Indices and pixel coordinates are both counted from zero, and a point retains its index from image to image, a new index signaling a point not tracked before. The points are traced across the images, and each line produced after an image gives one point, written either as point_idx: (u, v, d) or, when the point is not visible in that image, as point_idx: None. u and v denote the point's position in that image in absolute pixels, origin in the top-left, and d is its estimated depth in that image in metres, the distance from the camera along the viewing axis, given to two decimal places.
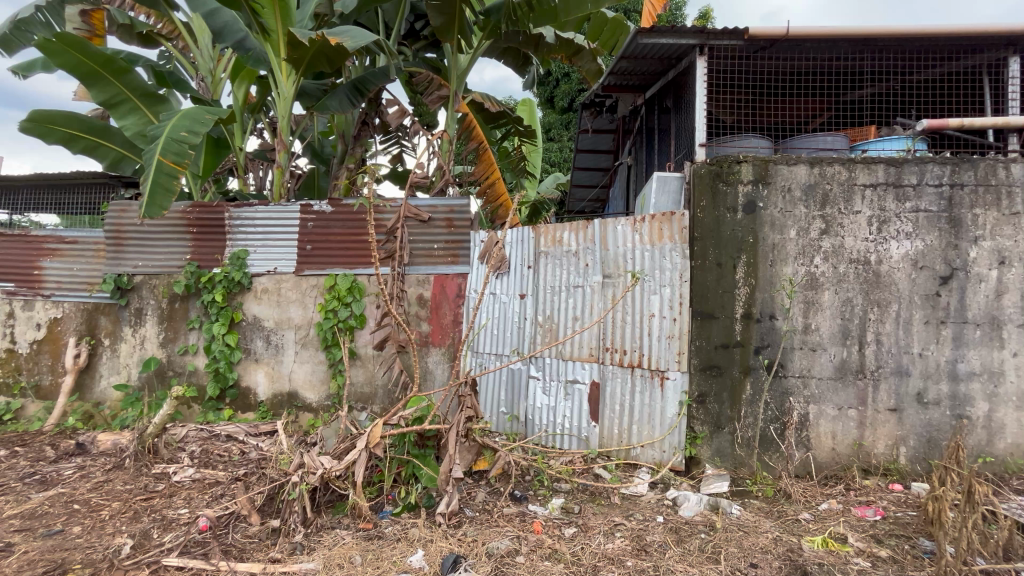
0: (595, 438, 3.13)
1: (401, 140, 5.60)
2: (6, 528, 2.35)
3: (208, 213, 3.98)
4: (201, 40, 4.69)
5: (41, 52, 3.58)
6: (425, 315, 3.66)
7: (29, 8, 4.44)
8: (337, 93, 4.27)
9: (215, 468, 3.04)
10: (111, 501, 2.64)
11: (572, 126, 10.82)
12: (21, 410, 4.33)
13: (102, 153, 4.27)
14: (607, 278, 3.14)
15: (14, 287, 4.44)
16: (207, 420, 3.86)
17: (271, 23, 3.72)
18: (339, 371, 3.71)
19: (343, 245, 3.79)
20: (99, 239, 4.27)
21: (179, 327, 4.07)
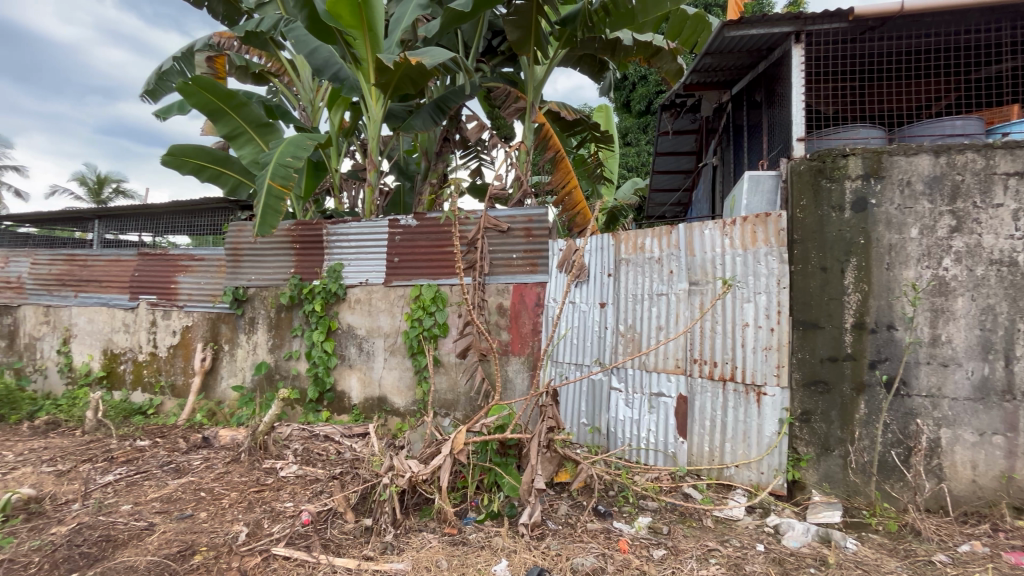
0: (683, 455, 2.96)
1: (480, 153, 5.77)
2: (149, 509, 2.70)
3: (309, 231, 4.36)
4: (303, 74, 5.20)
5: (180, 94, 4.16)
6: (505, 324, 3.70)
7: (169, 61, 5.18)
8: (421, 113, 4.50)
9: (315, 466, 3.28)
10: (230, 491, 2.93)
11: (650, 129, 10.52)
12: (161, 406, 5.00)
13: (223, 180, 4.85)
14: (693, 285, 2.98)
15: (156, 299, 5.16)
16: (308, 420, 4.19)
17: (362, 53, 4.01)
18: (424, 378, 3.85)
19: (428, 257, 3.96)
20: (221, 256, 4.84)
21: (285, 335, 4.47)
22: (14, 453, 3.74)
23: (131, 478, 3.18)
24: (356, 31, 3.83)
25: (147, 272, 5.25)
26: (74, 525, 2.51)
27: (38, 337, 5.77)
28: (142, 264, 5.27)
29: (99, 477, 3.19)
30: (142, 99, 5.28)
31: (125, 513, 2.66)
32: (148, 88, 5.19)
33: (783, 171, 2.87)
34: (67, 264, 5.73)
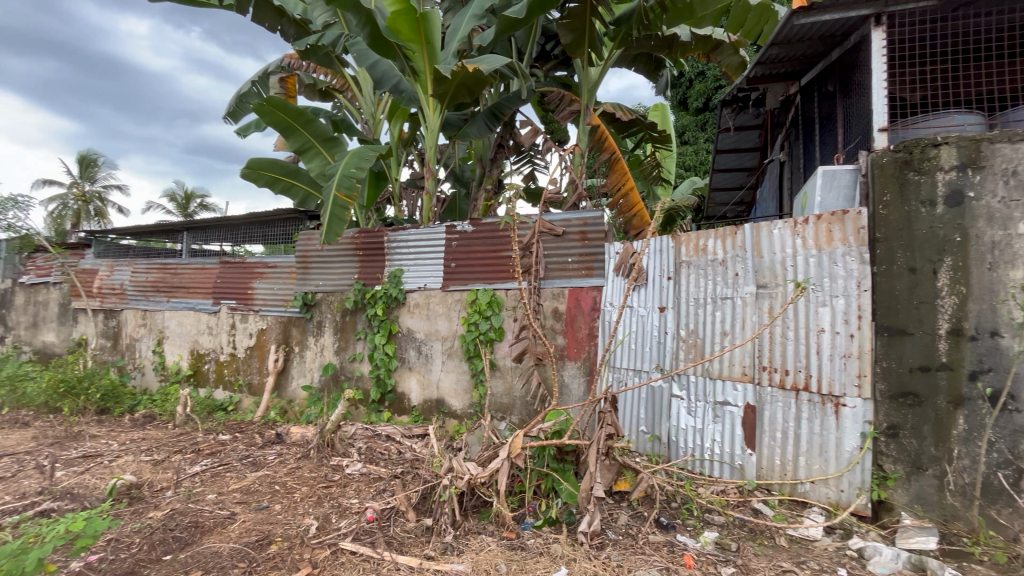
0: (751, 468, 2.80)
1: (533, 158, 5.79)
2: (231, 499, 2.90)
3: (371, 238, 4.56)
4: (365, 88, 5.44)
5: (256, 114, 4.45)
6: (561, 329, 3.68)
7: (247, 84, 5.55)
8: (476, 120, 4.59)
9: (378, 465, 3.40)
10: (301, 486, 3.11)
11: (709, 126, 10.12)
12: (239, 403, 5.38)
13: (294, 192, 5.18)
14: (761, 288, 2.82)
15: (236, 304, 5.57)
16: (371, 420, 4.36)
17: (420, 65, 4.15)
18: (480, 381, 3.89)
19: (484, 262, 4.01)
20: (292, 264, 5.16)
21: (350, 337, 4.69)
22: (118, 442, 4.17)
23: (215, 469, 3.45)
24: (415, 44, 3.97)
25: (227, 279, 5.68)
26: (168, 510, 2.74)
27: (138, 338, 6.40)
28: (224, 272, 5.72)
29: (188, 467, 3.48)
30: (224, 120, 5.74)
31: (211, 501, 2.87)
32: (229, 110, 5.63)
33: (862, 164, 2.66)
34: (161, 272, 6.32)
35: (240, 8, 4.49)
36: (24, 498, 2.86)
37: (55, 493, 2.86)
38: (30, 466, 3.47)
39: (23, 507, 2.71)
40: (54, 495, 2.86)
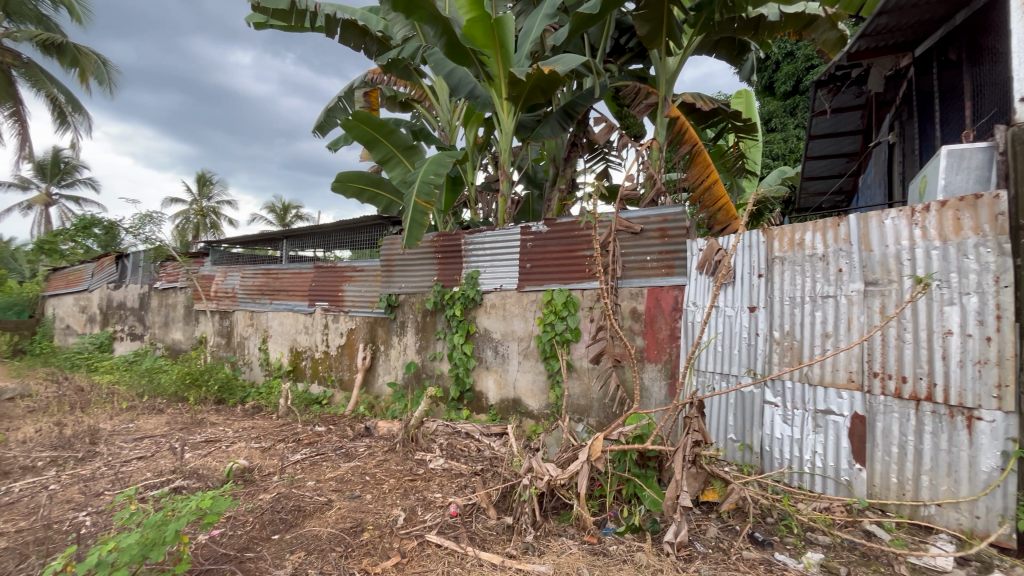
0: (861, 485, 2.52)
1: (607, 155, 5.66)
2: (328, 487, 3.13)
3: (449, 241, 4.71)
4: (441, 97, 5.64)
5: (344, 128, 4.75)
6: (639, 329, 3.55)
7: (334, 99, 5.96)
8: (550, 121, 4.58)
9: (459, 461, 3.50)
10: (389, 478, 3.28)
11: (800, 110, 9.32)
12: (332, 397, 5.79)
13: (378, 200, 5.49)
14: (870, 286, 2.53)
15: (328, 305, 6.02)
16: (451, 417, 4.50)
17: (495, 70, 4.22)
18: (557, 382, 3.86)
19: (559, 262, 3.98)
20: (378, 267, 5.47)
21: (430, 337, 4.88)
22: (233, 430, 4.66)
23: (313, 458, 3.74)
24: (489, 50, 4.04)
25: (321, 282, 6.14)
26: (275, 494, 3.02)
27: (246, 337, 7.12)
28: (318, 276, 6.20)
29: (291, 455, 3.81)
30: (316, 136, 6.21)
31: (310, 488, 3.12)
32: (320, 126, 6.08)
33: (998, 141, 2.31)
34: (264, 277, 6.98)
35: (329, 31, 4.83)
36: (161, 475, 3.28)
37: (185, 472, 3.25)
38: (165, 448, 3.98)
39: (161, 483, 3.11)
40: (184, 474, 3.25)
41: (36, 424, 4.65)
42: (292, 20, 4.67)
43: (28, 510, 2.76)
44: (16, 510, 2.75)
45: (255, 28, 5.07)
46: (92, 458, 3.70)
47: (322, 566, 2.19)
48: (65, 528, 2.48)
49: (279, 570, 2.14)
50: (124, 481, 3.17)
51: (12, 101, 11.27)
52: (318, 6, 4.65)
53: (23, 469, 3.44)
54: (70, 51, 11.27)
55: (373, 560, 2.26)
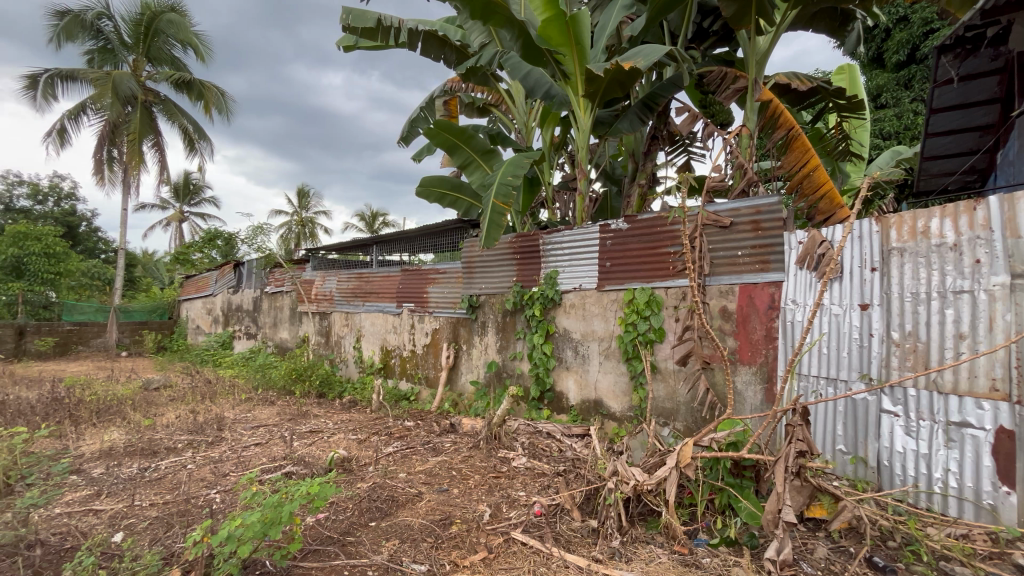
0: (1010, 512, 2.16)
1: (690, 146, 5.38)
2: (418, 479, 3.29)
3: (528, 241, 4.75)
4: (517, 100, 5.70)
5: (426, 137, 4.96)
6: (731, 330, 3.33)
7: (416, 110, 6.24)
8: (628, 114, 4.44)
9: (541, 461, 3.52)
10: (473, 473, 3.38)
11: (917, 81, 8.23)
12: (419, 394, 6.08)
13: (458, 204, 5.68)
14: (1019, 279, 2.15)
15: (415, 306, 6.33)
16: (532, 416, 4.53)
17: (571, 68, 4.19)
18: (640, 384, 3.73)
19: (641, 260, 3.85)
20: (459, 269, 5.66)
21: (510, 337, 4.95)
22: (333, 422, 5.07)
23: (403, 451, 3.95)
24: (565, 48, 4.01)
25: (408, 284, 6.48)
26: (371, 483, 3.23)
27: (343, 336, 7.70)
28: (405, 279, 6.54)
29: (384, 447, 4.05)
30: (400, 146, 6.54)
31: (402, 479, 3.30)
32: (404, 136, 6.40)
33: None
34: (357, 281, 7.51)
35: (411, 45, 5.06)
36: (275, 461, 3.65)
37: (294, 459, 3.59)
38: (277, 436, 4.43)
39: (275, 468, 3.46)
40: (293, 460, 3.59)
41: (177, 411, 5.39)
42: (378, 37, 4.93)
43: (171, 485, 3.20)
44: (163, 485, 3.20)
45: (345, 50, 5.46)
46: (219, 443, 4.21)
47: (415, 555, 2.30)
48: (200, 503, 2.84)
49: (376, 555, 2.29)
50: (245, 465, 3.57)
51: (154, 134, 13.17)
52: (402, 21, 4.85)
53: (168, 450, 3.99)
54: (197, 86, 12.94)
55: (462, 553, 2.33)
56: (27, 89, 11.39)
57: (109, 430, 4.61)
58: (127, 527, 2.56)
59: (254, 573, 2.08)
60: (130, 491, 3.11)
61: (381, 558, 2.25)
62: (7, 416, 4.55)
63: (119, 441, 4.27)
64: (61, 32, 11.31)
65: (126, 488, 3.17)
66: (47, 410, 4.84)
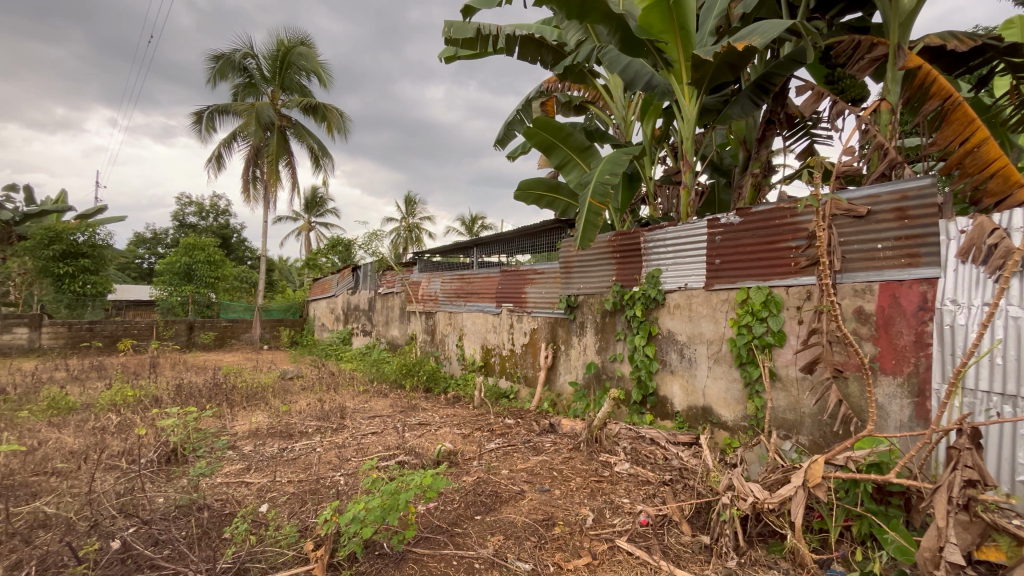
0: None
1: (812, 129, 4.82)
2: (520, 477, 3.34)
3: (628, 239, 4.61)
4: (615, 95, 5.54)
5: (525, 138, 5.02)
6: (869, 334, 2.91)
7: (513, 113, 6.33)
8: (739, 99, 4.08)
9: (645, 468, 3.39)
10: (575, 476, 3.34)
11: None
12: (518, 393, 6.19)
13: (556, 204, 5.68)
14: None
15: (514, 306, 6.45)
16: (634, 421, 4.38)
17: (675, 56, 3.97)
18: (756, 392, 3.41)
19: (755, 256, 3.52)
20: (557, 269, 5.65)
21: (610, 338, 4.82)
22: (439, 416, 5.34)
23: (505, 448, 4.03)
24: (667, 36, 3.81)
25: (507, 285, 6.62)
26: (476, 477, 3.34)
27: (446, 334, 8.10)
28: (504, 280, 6.69)
29: (486, 443, 4.18)
30: (497, 149, 6.70)
31: (505, 476, 3.37)
32: (500, 139, 6.53)
33: None
34: (460, 282, 7.84)
35: (508, 50, 5.16)
36: (389, 449, 3.94)
37: (406, 448, 3.85)
38: (391, 426, 4.78)
39: (390, 456, 3.74)
40: (406, 450, 3.85)
41: (308, 399, 6.06)
42: (478, 46, 5.09)
43: (304, 465, 3.60)
44: (298, 464, 3.62)
45: (446, 61, 5.73)
46: (342, 430, 4.66)
47: (519, 552, 2.33)
48: (327, 483, 3.16)
49: (482, 548, 2.36)
50: (365, 451, 3.91)
51: (287, 154, 14.99)
52: (500, 28, 4.96)
53: (301, 433, 4.51)
54: (321, 110, 14.48)
55: (566, 555, 2.31)
56: (194, 123, 13.60)
57: (256, 413, 5.33)
58: (271, 500, 2.93)
59: (373, 554, 2.25)
60: (273, 467, 3.56)
61: (486, 552, 2.31)
62: (182, 398, 5.47)
63: (263, 423, 4.91)
64: (217, 73, 13.34)
65: (270, 465, 3.63)
66: (210, 393, 5.73)
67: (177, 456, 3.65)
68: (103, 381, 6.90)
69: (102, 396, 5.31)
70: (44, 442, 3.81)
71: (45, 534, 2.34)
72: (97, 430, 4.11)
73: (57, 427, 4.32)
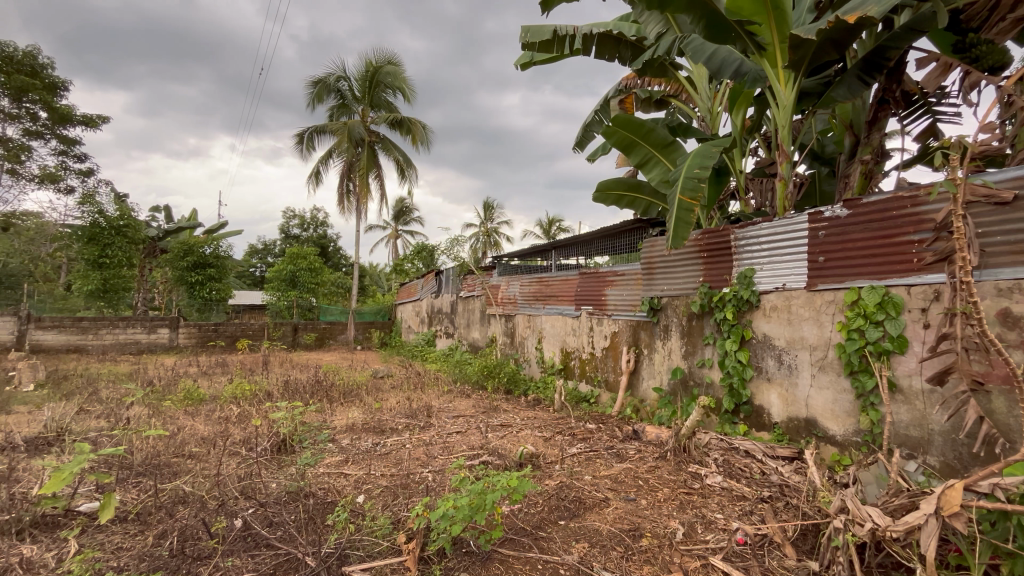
0: None
1: (936, 106, 4.23)
2: (604, 484, 3.25)
3: (716, 237, 4.35)
4: (700, 86, 5.25)
5: (604, 138, 4.91)
6: (1018, 340, 2.48)
7: (590, 113, 6.23)
8: (846, 79, 3.68)
9: (740, 482, 3.16)
10: (662, 486, 3.20)
11: None
12: (599, 397, 6.07)
13: (637, 203, 5.51)
14: None
15: (593, 309, 6.34)
16: (725, 431, 4.10)
17: (769, 38, 3.68)
18: (871, 404, 3.05)
19: (866, 252, 3.16)
20: (638, 271, 5.47)
21: (697, 342, 4.56)
22: (520, 418, 5.39)
23: (587, 454, 3.96)
24: (760, 18, 3.54)
25: (586, 287, 6.53)
26: (558, 481, 3.31)
27: (526, 337, 8.16)
28: (583, 282, 6.61)
29: (568, 447, 4.14)
30: (574, 151, 6.64)
31: (588, 482, 3.31)
32: (578, 141, 6.46)
33: None
34: (538, 285, 7.88)
35: (586, 50, 5.09)
36: (473, 449, 4.05)
37: (489, 449, 3.93)
38: (474, 427, 4.91)
39: (474, 456, 3.84)
40: (489, 451, 3.93)
41: (397, 397, 6.41)
42: (554, 49, 5.08)
43: (395, 461, 3.81)
44: (389, 459, 3.84)
45: (522, 68, 5.80)
46: (428, 428, 4.87)
47: (605, 561, 2.27)
48: (417, 479, 3.32)
49: (567, 554, 2.33)
50: (450, 450, 4.05)
51: (377, 167, 16.03)
52: (577, 28, 4.91)
53: (391, 430, 4.78)
54: (406, 123, 15.29)
55: (654, 569, 2.22)
56: (297, 144, 15.01)
57: (352, 409, 5.73)
58: (367, 491, 3.13)
59: (461, 551, 2.32)
60: (367, 461, 3.80)
61: (572, 558, 2.29)
62: (289, 393, 6.03)
63: (358, 418, 5.27)
64: (315, 97, 14.62)
65: (364, 458, 3.88)
66: (313, 389, 6.26)
67: (286, 445, 4.02)
68: (226, 376, 7.82)
69: (225, 390, 6.01)
70: (181, 429, 4.39)
71: (184, 510, 2.69)
72: (222, 419, 4.67)
73: (191, 415, 4.95)
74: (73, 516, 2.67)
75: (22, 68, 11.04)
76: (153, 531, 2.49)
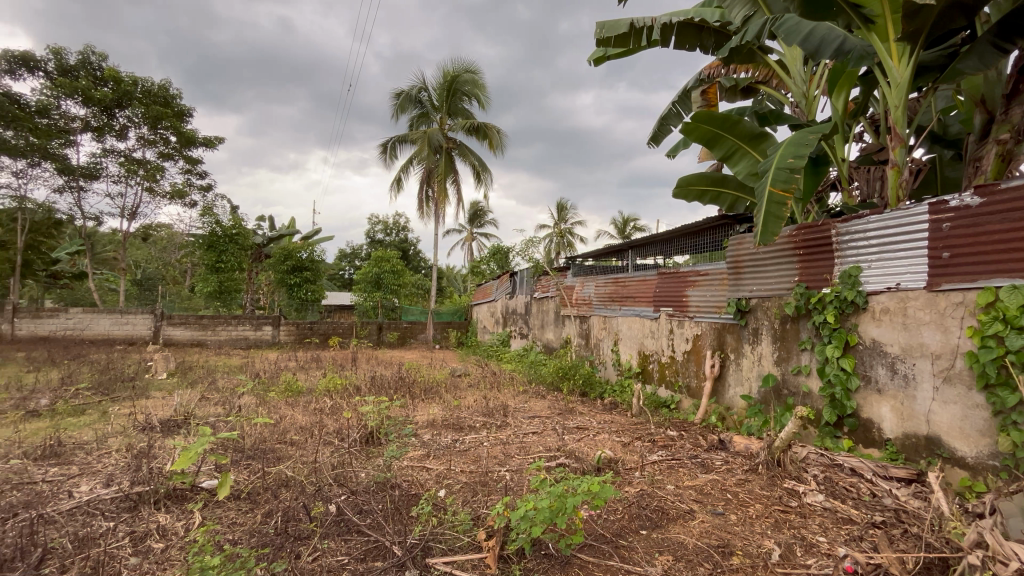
0: None
1: None
2: (688, 495, 3.10)
3: (815, 233, 3.97)
4: (793, 69, 4.84)
5: (684, 133, 4.69)
6: None
7: (668, 106, 5.97)
8: (976, 49, 3.19)
9: (846, 504, 2.86)
10: (754, 501, 2.98)
11: None
12: (680, 403, 5.79)
13: (722, 199, 5.19)
14: None
15: (674, 310, 6.07)
16: (826, 446, 3.73)
17: (879, 9, 3.29)
18: (1013, 424, 2.62)
19: (1005, 247, 2.71)
20: (724, 270, 5.14)
21: (792, 348, 4.20)
22: (597, 421, 5.29)
23: (669, 462, 3.80)
24: None
25: (666, 288, 6.27)
26: (639, 489, 3.21)
27: (602, 339, 8.00)
28: (662, 283, 6.36)
29: (648, 454, 4.00)
30: (651, 146, 6.40)
31: (670, 491, 3.16)
32: (655, 135, 6.22)
33: None
34: (615, 285, 7.69)
35: (664, 40, 4.88)
36: (551, 450, 4.04)
37: (566, 451, 3.90)
38: (550, 428, 4.90)
39: (552, 457, 3.83)
40: (566, 453, 3.90)
41: (475, 396, 6.57)
42: (631, 42, 4.93)
43: (474, 458, 3.90)
44: (469, 456, 3.94)
45: (595, 63, 5.70)
46: (505, 427, 4.93)
47: None
48: (495, 477, 3.37)
49: (650, 566, 2.25)
50: (526, 450, 4.07)
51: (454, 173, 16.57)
52: (655, 18, 4.73)
53: (470, 427, 4.91)
54: (483, 129, 15.63)
55: None
56: (382, 154, 15.94)
57: (432, 405, 5.96)
58: (448, 486, 3.24)
59: (540, 552, 2.32)
60: (447, 456, 3.93)
61: (655, 570, 2.21)
62: (376, 388, 6.40)
63: (438, 414, 5.47)
64: (398, 108, 15.43)
65: (445, 453, 4.02)
66: (397, 385, 6.60)
67: (374, 437, 4.27)
68: (321, 370, 8.48)
69: (320, 383, 6.50)
70: (284, 417, 4.83)
71: (286, 492, 2.95)
72: (318, 410, 5.06)
73: (292, 405, 5.42)
74: (198, 491, 3.01)
75: (157, 100, 12.77)
76: (262, 509, 2.75)
